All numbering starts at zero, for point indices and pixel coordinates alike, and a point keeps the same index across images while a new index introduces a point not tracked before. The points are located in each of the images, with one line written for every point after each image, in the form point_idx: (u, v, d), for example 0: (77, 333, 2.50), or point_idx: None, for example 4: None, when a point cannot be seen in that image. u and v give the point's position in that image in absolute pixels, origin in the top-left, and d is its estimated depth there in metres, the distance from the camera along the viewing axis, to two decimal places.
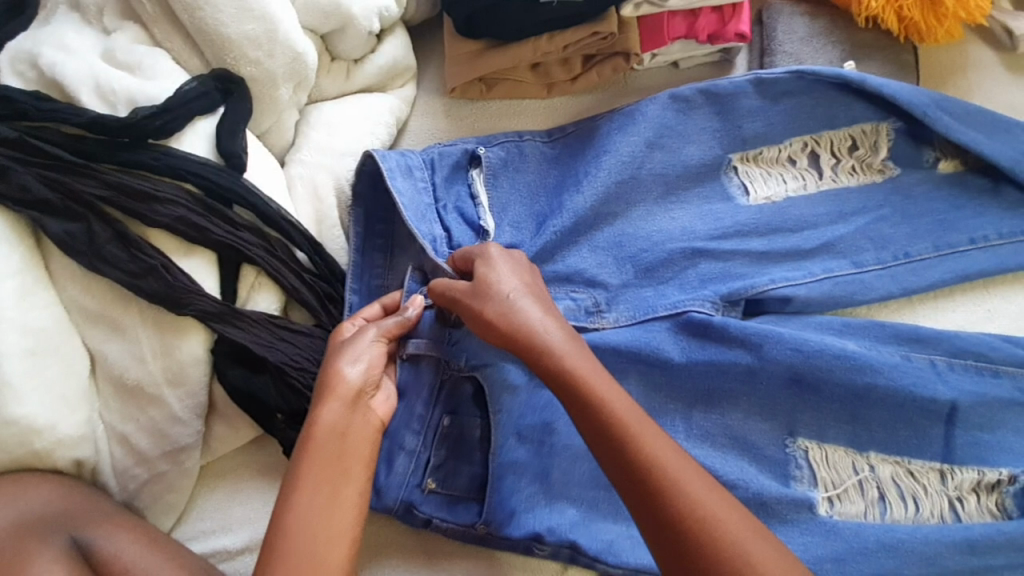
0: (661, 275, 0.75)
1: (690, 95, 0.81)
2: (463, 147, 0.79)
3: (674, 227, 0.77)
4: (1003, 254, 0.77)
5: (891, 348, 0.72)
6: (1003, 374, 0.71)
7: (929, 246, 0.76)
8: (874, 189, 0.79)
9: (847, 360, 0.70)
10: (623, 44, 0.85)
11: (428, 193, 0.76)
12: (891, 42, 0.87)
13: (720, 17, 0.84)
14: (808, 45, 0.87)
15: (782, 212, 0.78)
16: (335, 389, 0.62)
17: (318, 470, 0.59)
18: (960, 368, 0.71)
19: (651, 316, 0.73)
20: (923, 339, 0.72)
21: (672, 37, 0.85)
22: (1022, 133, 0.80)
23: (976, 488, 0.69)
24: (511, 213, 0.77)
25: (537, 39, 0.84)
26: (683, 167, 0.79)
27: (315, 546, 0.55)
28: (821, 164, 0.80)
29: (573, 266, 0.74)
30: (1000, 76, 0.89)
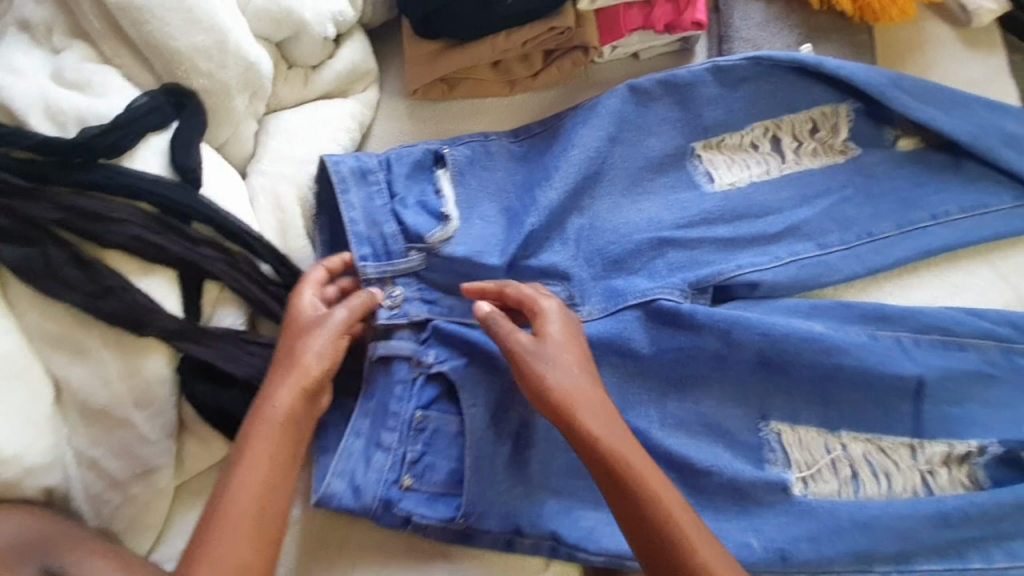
0: (630, 267, 0.75)
1: (649, 86, 0.80)
2: (425, 147, 0.78)
3: (641, 219, 0.77)
4: (966, 228, 0.77)
5: (857, 328, 0.72)
6: (968, 347, 0.72)
7: (892, 225, 0.76)
8: (836, 169, 0.79)
9: (814, 343, 0.70)
10: (581, 38, 0.86)
11: (382, 193, 0.74)
12: (846, 24, 0.87)
13: (676, 7, 0.84)
14: (764, 31, 0.87)
15: (747, 198, 0.78)
16: (295, 372, 0.62)
17: (271, 451, 0.59)
18: (926, 343, 0.72)
19: (622, 306, 0.73)
20: (889, 317, 0.73)
21: (629, 28, 0.85)
22: (976, 108, 0.81)
23: (947, 461, 0.69)
24: (480, 209, 0.75)
25: (494, 37, 0.84)
26: (647, 159, 0.79)
27: (262, 523, 0.57)
28: (784, 149, 0.80)
29: (547, 262, 0.74)
30: (953, 54, 0.90)
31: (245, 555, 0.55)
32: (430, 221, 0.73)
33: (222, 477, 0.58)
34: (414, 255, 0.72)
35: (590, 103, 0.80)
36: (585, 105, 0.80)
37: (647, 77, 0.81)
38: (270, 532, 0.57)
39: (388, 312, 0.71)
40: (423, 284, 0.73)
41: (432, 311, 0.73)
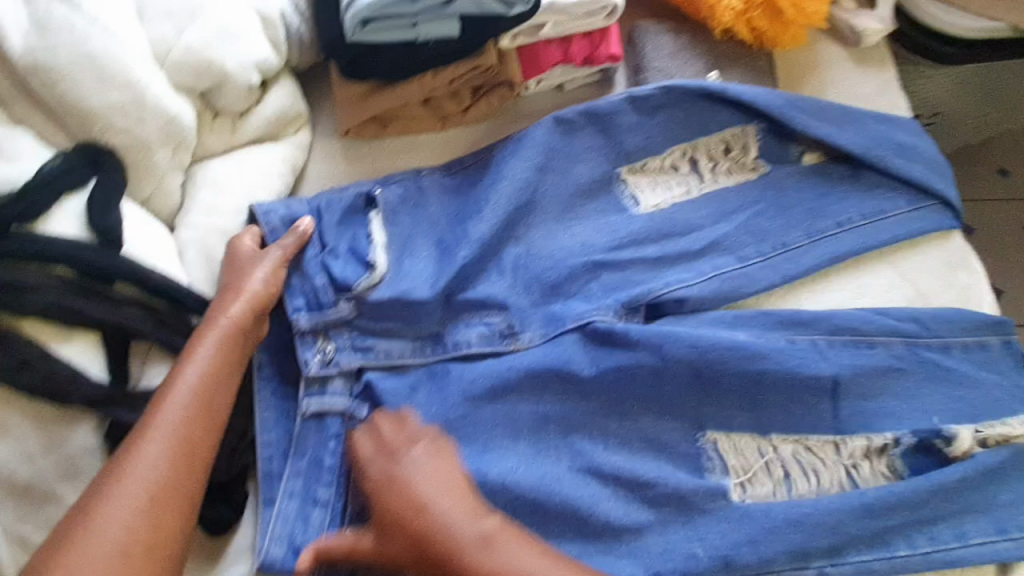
0: (566, 291, 0.79)
1: (572, 117, 0.84)
2: (356, 190, 0.79)
3: (574, 243, 0.80)
4: (869, 233, 0.83)
5: (778, 335, 0.77)
6: (877, 344, 0.78)
7: (803, 235, 0.82)
8: (750, 185, 0.85)
9: (739, 351, 0.74)
10: (505, 74, 0.90)
11: (314, 243, 0.76)
12: (745, 52, 0.93)
13: (591, 42, 0.90)
14: (676, 59, 0.92)
15: (671, 218, 0.82)
16: (242, 291, 0.68)
17: (218, 357, 0.64)
18: (839, 344, 0.77)
19: (561, 330, 0.76)
20: (805, 322, 0.78)
21: (549, 64, 0.90)
22: (869, 123, 0.88)
23: (867, 454, 0.74)
24: (410, 246, 0.77)
25: (422, 77, 0.87)
26: (576, 186, 0.83)
27: (205, 418, 0.61)
28: (701, 169, 0.85)
29: (484, 293, 0.77)
30: (846, 73, 0.99)
31: (170, 474, 0.58)
32: (358, 270, 0.75)
33: (168, 376, 0.63)
34: (345, 304, 0.74)
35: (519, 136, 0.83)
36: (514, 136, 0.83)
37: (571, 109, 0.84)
38: (197, 454, 0.60)
39: (323, 362, 0.73)
40: (356, 331, 0.75)
41: (364, 358, 0.74)
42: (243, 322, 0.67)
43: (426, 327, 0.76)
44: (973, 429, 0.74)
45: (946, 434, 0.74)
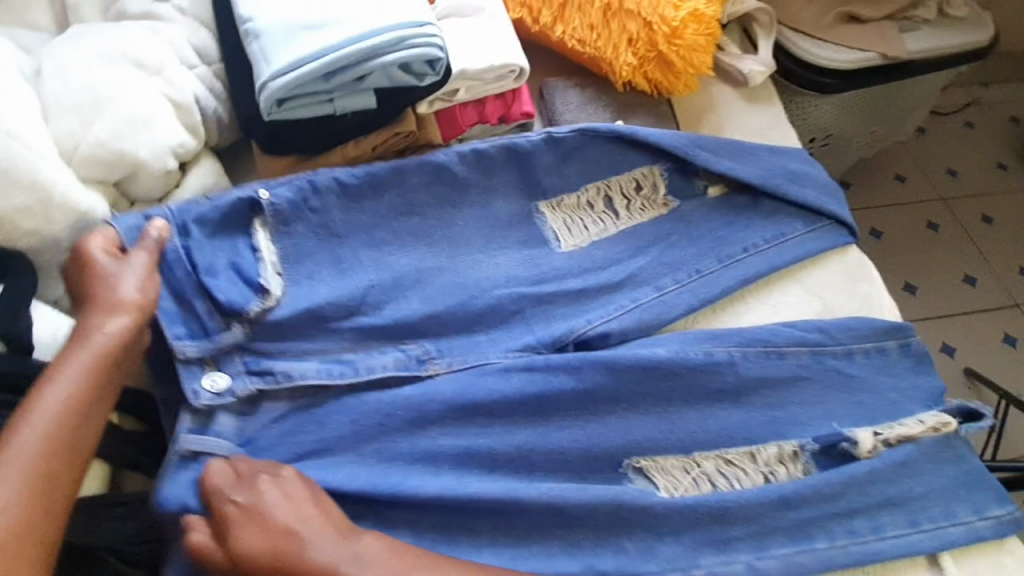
0: (488, 321, 0.81)
1: (490, 149, 0.86)
2: (241, 195, 0.76)
3: (497, 273, 0.83)
4: (771, 255, 0.90)
5: (699, 346, 0.81)
6: (786, 355, 0.83)
7: (714, 261, 0.88)
8: (661, 221, 0.91)
9: (653, 368, 0.78)
10: (426, 137, 0.93)
11: (183, 264, 0.73)
12: (648, 99, 1.01)
13: (505, 102, 0.95)
14: (584, 111, 0.99)
15: (590, 254, 0.87)
16: (114, 304, 0.66)
17: (90, 377, 0.62)
18: (752, 355, 0.82)
19: (483, 359, 0.79)
20: (717, 336, 0.83)
21: (467, 124, 0.94)
22: (762, 155, 0.96)
23: (781, 460, 0.78)
24: (308, 265, 0.77)
25: (343, 146, 0.90)
26: (496, 219, 0.86)
27: (77, 442, 0.60)
28: (614, 204, 0.91)
29: (397, 316, 0.78)
30: (740, 111, 1.09)
31: (33, 503, 0.56)
32: (248, 294, 0.73)
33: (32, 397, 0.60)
34: (236, 327, 0.72)
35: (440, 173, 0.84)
36: (436, 175, 0.84)
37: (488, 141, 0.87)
38: (66, 478, 0.59)
39: (213, 394, 0.70)
40: (250, 356, 0.73)
41: (260, 382, 0.72)
42: (119, 339, 0.65)
43: (337, 350, 0.75)
44: (874, 431, 0.80)
45: (851, 439, 0.79)
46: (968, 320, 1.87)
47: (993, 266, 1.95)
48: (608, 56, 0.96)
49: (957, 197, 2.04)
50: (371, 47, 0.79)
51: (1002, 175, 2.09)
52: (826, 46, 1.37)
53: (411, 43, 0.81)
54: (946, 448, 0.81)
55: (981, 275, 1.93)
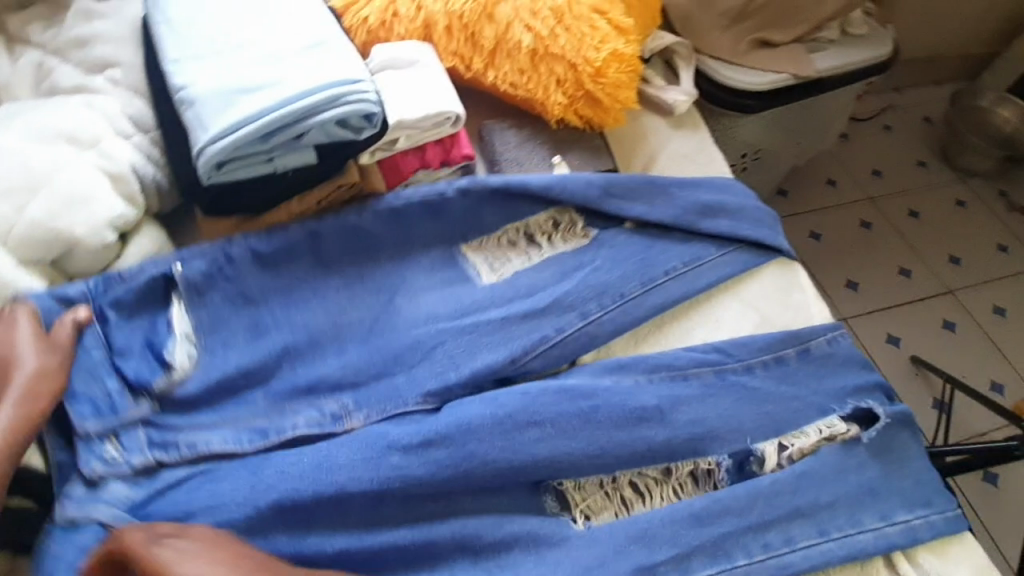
0: (409, 360, 0.82)
1: (402, 205, 0.90)
2: (155, 271, 0.80)
3: (419, 312, 0.86)
4: (688, 279, 0.93)
5: (640, 373, 0.84)
6: (691, 377, 0.84)
7: (637, 284, 0.90)
8: (584, 249, 0.94)
9: (566, 391, 0.79)
10: (369, 188, 0.95)
11: (99, 343, 0.77)
12: (581, 134, 1.07)
13: (444, 148, 0.98)
14: (524, 148, 1.04)
15: (514, 283, 0.90)
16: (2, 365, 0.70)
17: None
18: (657, 380, 0.83)
19: (399, 402, 0.79)
20: (626, 365, 0.84)
21: (410, 171, 0.97)
22: (676, 192, 0.98)
23: (693, 474, 0.80)
24: (222, 332, 0.80)
25: (287, 204, 0.91)
26: (416, 268, 0.90)
27: None
28: (533, 241, 0.94)
29: (314, 376, 0.80)
30: (671, 136, 1.16)
31: None
32: (153, 368, 0.77)
33: None
34: (144, 403, 0.75)
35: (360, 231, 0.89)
36: (360, 229, 0.89)
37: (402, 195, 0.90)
38: None
39: (109, 465, 0.71)
40: (154, 428, 0.75)
41: (162, 454, 0.73)
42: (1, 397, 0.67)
43: (251, 417, 0.77)
44: (778, 444, 0.82)
45: (756, 455, 0.81)
46: (908, 309, 1.98)
47: (925, 257, 2.09)
48: (539, 97, 1.01)
49: (884, 196, 2.19)
50: (305, 108, 0.82)
51: (921, 172, 2.25)
52: (743, 70, 1.48)
53: (346, 101, 0.84)
54: (902, 444, 0.83)
55: (913, 267, 2.06)
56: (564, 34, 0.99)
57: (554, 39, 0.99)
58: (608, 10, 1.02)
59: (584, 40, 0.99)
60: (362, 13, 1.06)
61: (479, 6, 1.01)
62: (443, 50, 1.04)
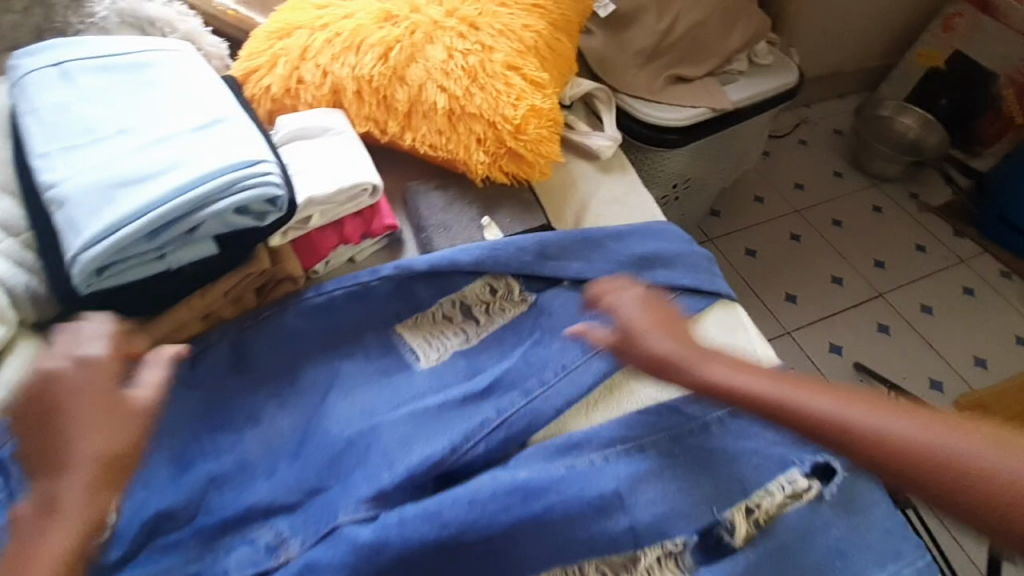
0: (345, 468, 0.75)
1: (334, 293, 0.87)
2: None
3: (353, 412, 0.80)
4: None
5: (593, 452, 0.80)
6: (647, 447, 0.82)
7: (578, 353, 0.89)
8: (522, 320, 0.93)
9: (519, 492, 0.73)
10: (283, 271, 0.87)
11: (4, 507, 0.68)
12: (510, 189, 1.03)
13: (364, 219, 0.92)
14: (451, 210, 0.99)
15: (452, 367, 0.86)
16: None
17: None
18: (614, 456, 0.80)
19: (333, 523, 0.71)
20: (577, 444, 0.80)
21: (327, 248, 0.90)
22: (609, 244, 0.99)
23: (661, 561, 0.74)
24: (141, 471, 0.73)
25: (189, 299, 0.82)
26: (352, 361, 0.85)
27: None
28: (472, 311, 0.92)
29: (246, 504, 0.73)
30: (600, 180, 1.15)
31: None
32: None
33: None
34: None
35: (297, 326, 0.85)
36: (298, 318, 0.85)
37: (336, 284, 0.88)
38: None
39: None
40: None
41: None
42: None
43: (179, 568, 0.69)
44: (745, 508, 0.78)
45: (726, 526, 0.77)
46: (845, 317, 2.05)
47: (854, 263, 2.18)
48: (461, 156, 0.97)
49: (809, 208, 2.29)
50: (196, 199, 0.74)
51: (838, 182, 2.37)
52: (663, 107, 1.51)
53: (244, 185, 0.77)
54: (863, 488, 0.82)
55: (845, 274, 2.14)
56: (479, 92, 0.95)
57: (469, 98, 0.95)
58: (522, 64, 0.99)
59: (500, 97, 0.95)
60: (264, 82, 1.00)
61: (387, 69, 0.96)
62: (355, 115, 0.98)
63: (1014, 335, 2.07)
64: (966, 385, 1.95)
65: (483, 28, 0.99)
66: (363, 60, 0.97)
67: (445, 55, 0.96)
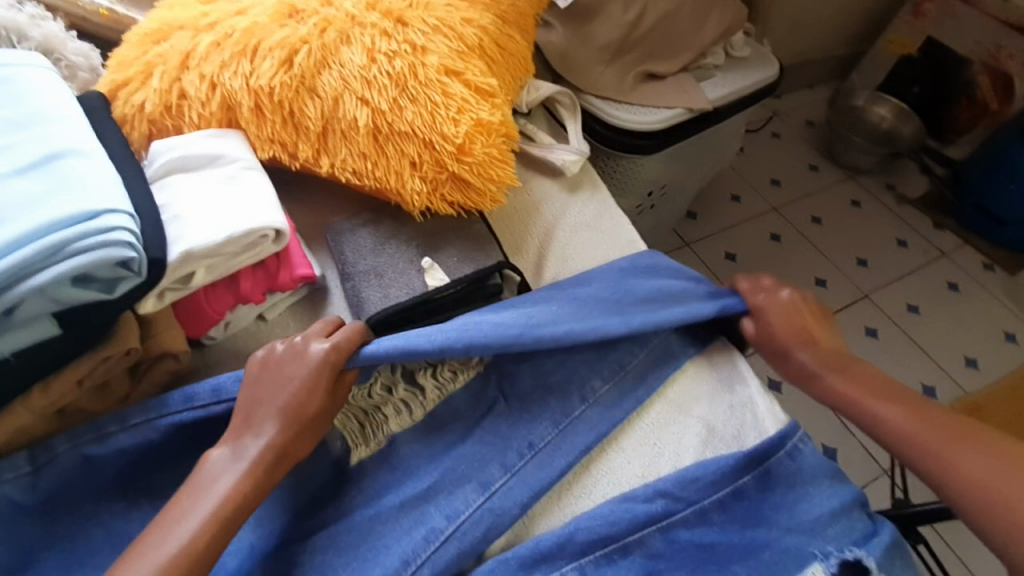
0: None
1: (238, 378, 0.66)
2: None
3: (260, 535, 0.64)
4: (610, 404, 0.75)
5: (566, 563, 0.64)
6: (631, 548, 0.66)
7: (549, 427, 0.72)
8: (477, 386, 0.75)
9: None
10: (161, 345, 0.67)
11: None
12: (457, 221, 0.85)
13: (267, 272, 0.72)
14: (382, 252, 0.79)
15: (391, 460, 0.70)
16: None
17: None
18: (592, 567, 0.64)
19: None
20: (548, 554, 0.64)
21: (220, 309, 0.71)
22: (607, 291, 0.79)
23: None
24: None
25: (27, 396, 0.62)
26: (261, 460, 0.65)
27: None
28: (416, 375, 0.73)
29: None
30: (565, 202, 0.97)
31: None
32: None
33: None
34: None
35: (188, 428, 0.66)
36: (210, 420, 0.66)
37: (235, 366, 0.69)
38: None
39: None
40: None
41: None
42: None
43: None
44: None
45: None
46: None
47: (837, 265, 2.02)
48: (393, 185, 0.78)
49: (787, 206, 2.15)
50: (5, 273, 0.53)
51: (814, 176, 2.24)
52: (633, 108, 1.35)
53: (81, 247, 0.56)
54: None
55: (828, 275, 2.00)
56: (410, 104, 0.76)
57: (398, 113, 0.76)
58: (462, 68, 0.80)
59: (437, 110, 0.77)
60: (135, 99, 0.78)
61: (292, 78, 0.76)
62: (255, 136, 0.78)
63: (1002, 331, 1.93)
64: (959, 388, 1.80)
65: (412, 24, 0.80)
66: (260, 67, 0.77)
67: (364, 60, 0.77)
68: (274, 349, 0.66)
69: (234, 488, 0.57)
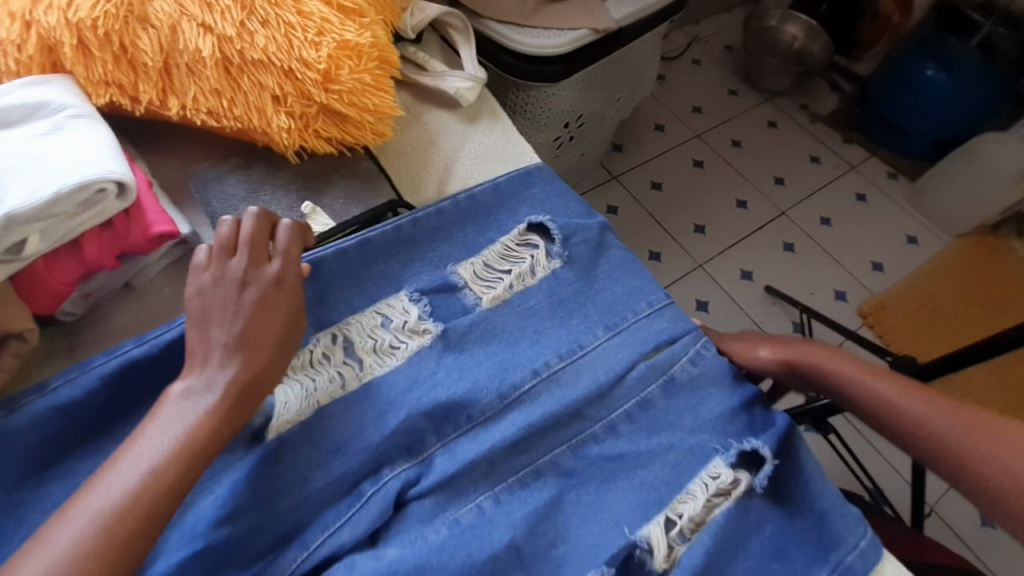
0: None
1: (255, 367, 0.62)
2: None
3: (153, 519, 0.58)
4: (567, 380, 0.70)
5: (479, 495, 0.63)
6: (545, 472, 0.65)
7: (494, 398, 0.67)
8: (396, 318, 0.70)
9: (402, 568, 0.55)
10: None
11: None
12: (339, 161, 0.78)
13: (116, 232, 0.64)
14: (255, 202, 0.72)
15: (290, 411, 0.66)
16: None
17: None
18: (505, 496, 0.63)
19: None
20: (459, 487, 0.62)
21: (65, 280, 0.62)
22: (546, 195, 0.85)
23: None
24: None
25: None
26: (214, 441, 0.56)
27: None
28: (356, 356, 0.67)
29: None
30: (462, 132, 0.92)
31: None
32: None
33: None
34: None
35: (52, 416, 0.57)
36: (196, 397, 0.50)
37: (85, 370, 0.59)
38: None
39: None
40: None
41: None
42: None
43: None
44: (666, 521, 0.63)
45: (645, 547, 0.61)
46: (752, 242, 1.91)
47: (756, 183, 2.04)
48: (257, 123, 0.71)
49: (710, 130, 2.15)
50: None
51: (732, 100, 2.24)
52: (538, 32, 1.27)
53: None
54: (800, 466, 0.70)
55: (750, 197, 2.00)
56: (260, 28, 0.69)
57: (247, 38, 0.68)
58: None
59: (292, 33, 0.70)
60: None
61: (117, 6, 0.65)
62: (86, 79, 0.67)
63: (905, 235, 2.01)
64: (867, 291, 1.88)
65: None
66: None
67: None
68: (210, 275, 0.55)
69: (193, 430, 0.49)
